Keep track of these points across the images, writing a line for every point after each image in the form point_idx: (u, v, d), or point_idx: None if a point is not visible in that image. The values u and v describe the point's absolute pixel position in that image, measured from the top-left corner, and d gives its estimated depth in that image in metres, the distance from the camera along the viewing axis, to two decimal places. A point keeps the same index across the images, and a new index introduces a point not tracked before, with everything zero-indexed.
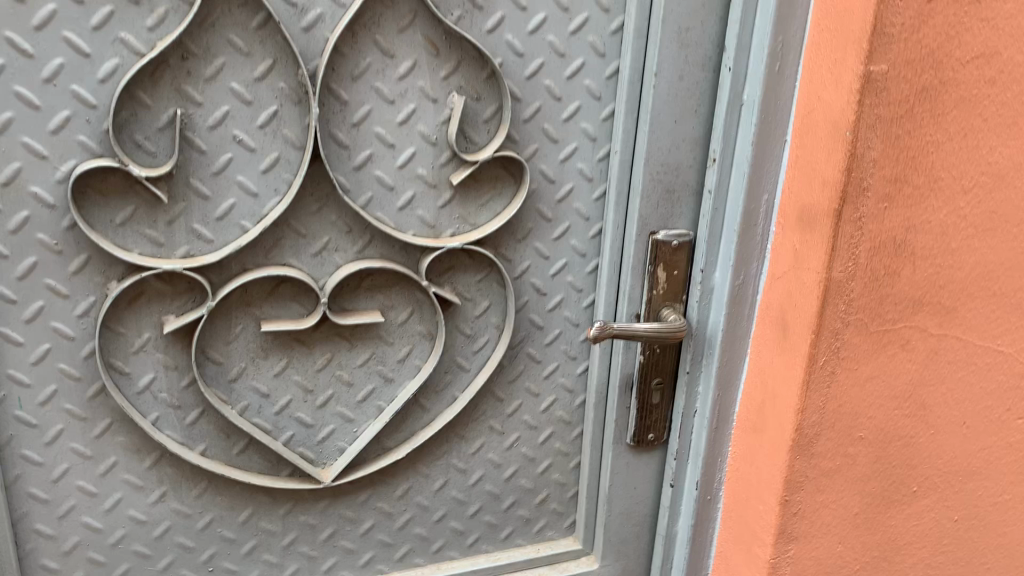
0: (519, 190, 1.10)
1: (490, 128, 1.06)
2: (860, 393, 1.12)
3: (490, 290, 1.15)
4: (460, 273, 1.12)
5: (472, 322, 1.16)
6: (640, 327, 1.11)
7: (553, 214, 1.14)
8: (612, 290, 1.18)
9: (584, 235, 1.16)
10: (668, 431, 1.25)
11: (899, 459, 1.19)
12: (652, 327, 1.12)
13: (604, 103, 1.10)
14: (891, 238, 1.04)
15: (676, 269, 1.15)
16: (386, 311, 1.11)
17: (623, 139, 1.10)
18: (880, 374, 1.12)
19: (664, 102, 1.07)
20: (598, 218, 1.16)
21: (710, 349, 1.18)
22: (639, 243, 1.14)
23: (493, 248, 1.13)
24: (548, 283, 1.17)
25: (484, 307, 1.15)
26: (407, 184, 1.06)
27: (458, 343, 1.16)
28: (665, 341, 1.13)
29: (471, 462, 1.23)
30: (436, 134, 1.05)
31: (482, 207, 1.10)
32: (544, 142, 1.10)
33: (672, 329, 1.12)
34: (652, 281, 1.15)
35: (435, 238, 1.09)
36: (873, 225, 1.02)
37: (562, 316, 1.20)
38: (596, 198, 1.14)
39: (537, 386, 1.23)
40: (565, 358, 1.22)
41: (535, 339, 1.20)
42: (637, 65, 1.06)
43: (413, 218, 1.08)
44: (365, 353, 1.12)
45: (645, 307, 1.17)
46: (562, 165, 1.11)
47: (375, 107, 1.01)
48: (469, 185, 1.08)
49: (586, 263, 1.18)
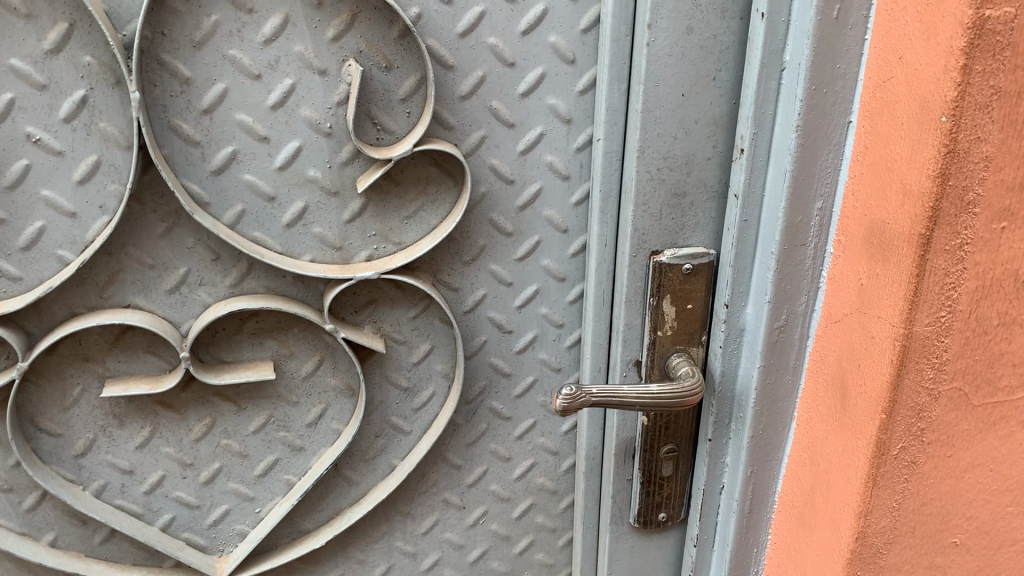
0: (460, 196, 0.78)
1: (410, 109, 0.74)
2: (953, 486, 0.77)
3: (432, 330, 0.84)
4: (384, 308, 0.81)
5: (408, 372, 0.85)
6: (638, 393, 0.78)
7: (514, 226, 0.81)
8: (602, 327, 0.85)
9: (561, 253, 0.83)
10: (686, 509, 0.93)
11: (1010, 568, 0.84)
12: (658, 390, 0.78)
13: (581, 68, 0.75)
14: (1009, 273, 0.68)
15: (690, 301, 0.81)
16: (283, 363, 0.81)
17: (608, 121, 0.75)
18: (985, 461, 0.77)
19: (667, 66, 0.71)
20: (581, 228, 0.82)
21: (740, 411, 0.84)
22: (638, 268, 0.80)
23: (430, 275, 0.81)
24: (514, 318, 0.85)
25: (425, 352, 0.84)
26: (294, 192, 0.75)
27: (390, 399, 0.86)
28: (673, 407, 0.79)
29: (422, 543, 0.94)
30: (331, 122, 0.73)
31: (408, 220, 0.78)
32: (494, 126, 0.76)
33: (680, 394, 0.77)
34: (656, 319, 0.81)
35: (341, 265, 0.78)
36: (981, 254, 0.66)
37: (537, 359, 0.88)
38: (575, 202, 0.81)
39: (507, 448, 0.92)
40: (544, 413, 0.91)
41: (499, 389, 0.88)
42: (625, 12, 0.71)
43: (309, 238, 0.77)
44: (260, 417, 0.83)
45: (648, 353, 0.83)
46: (524, 159, 0.78)
47: (234, 86, 0.70)
48: (386, 192, 0.77)
49: (566, 290, 0.85)
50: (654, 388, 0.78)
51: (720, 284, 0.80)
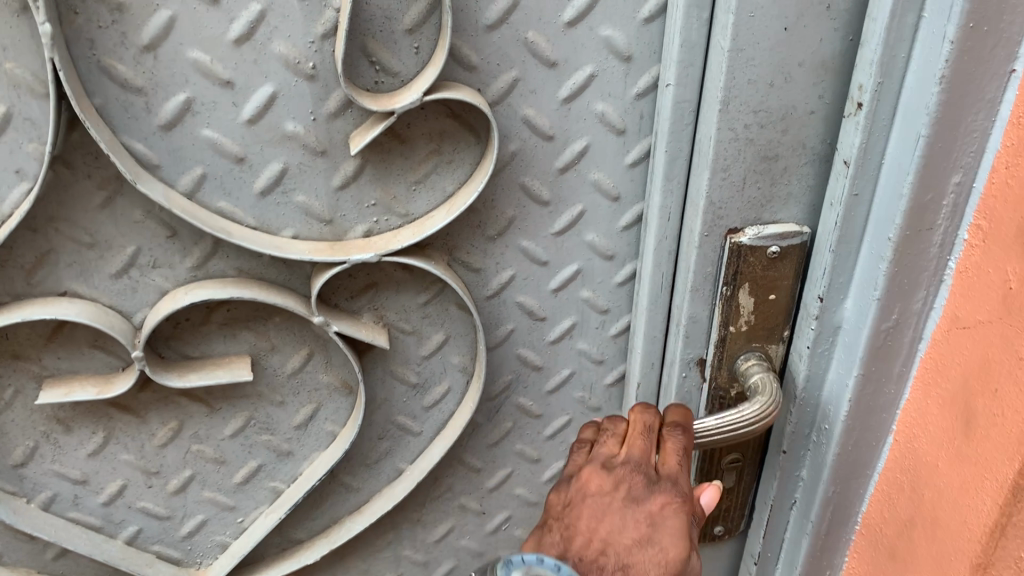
0: (483, 157, 0.60)
1: (417, 43, 0.56)
2: None
3: (446, 318, 0.68)
4: (388, 294, 0.65)
5: (417, 366, 0.69)
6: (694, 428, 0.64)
7: (552, 193, 0.63)
8: (659, 317, 0.68)
9: (610, 226, 0.66)
10: (747, 521, 0.79)
11: None
12: (714, 424, 0.63)
13: None
14: None
15: (773, 291, 0.64)
16: (263, 358, 0.66)
17: (681, 62, 0.57)
18: None
19: None
20: (637, 195, 0.65)
21: (826, 423, 0.68)
22: (710, 251, 0.63)
23: (445, 253, 0.64)
24: (548, 303, 0.69)
25: (438, 343, 0.69)
26: (270, 151, 0.58)
27: (396, 397, 0.71)
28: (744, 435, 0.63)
29: (434, 551, 0.81)
30: (314, 60, 0.55)
31: (417, 186, 0.61)
32: (530, 66, 0.58)
33: (741, 427, 0.62)
34: (728, 311, 0.65)
35: (332, 243, 0.62)
36: None
37: (575, 349, 0.72)
38: (631, 163, 0.63)
39: (536, 449, 0.77)
40: (581, 410, 0.76)
41: (529, 384, 0.73)
42: None
43: (290, 209, 0.60)
44: (238, 419, 0.68)
45: (715, 352, 0.67)
46: (567, 109, 0.60)
47: (183, 12, 0.52)
48: (388, 152, 0.59)
49: (615, 270, 0.68)
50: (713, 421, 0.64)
51: (812, 272, 0.63)
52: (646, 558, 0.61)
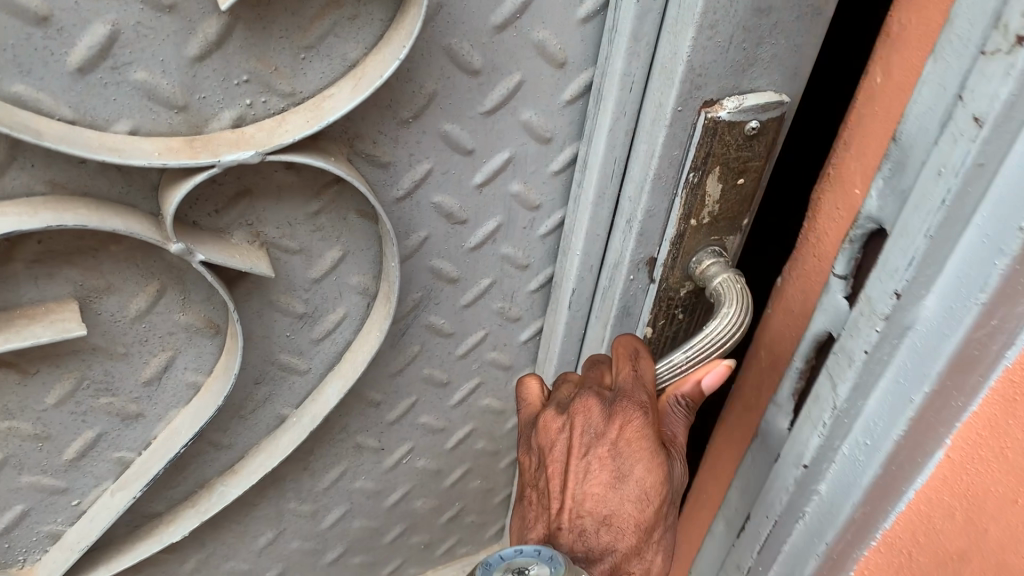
0: (402, 12, 0.44)
1: None
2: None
3: (345, 229, 0.52)
4: (267, 204, 0.48)
5: (304, 293, 0.54)
6: (659, 370, 0.54)
7: (485, 60, 0.48)
8: (604, 212, 0.56)
9: (551, 100, 0.52)
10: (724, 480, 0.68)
11: None
12: (684, 358, 0.53)
13: None
14: None
15: (743, 175, 0.53)
16: (94, 303, 0.48)
17: None
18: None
19: None
20: (586, 61, 0.51)
21: (871, 441, 0.52)
22: (680, 131, 0.51)
23: (345, 145, 0.48)
24: (469, 201, 0.55)
25: (333, 262, 0.53)
26: (90, 5, 0.38)
27: (278, 332, 0.55)
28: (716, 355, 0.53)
29: (324, 500, 0.67)
30: None
31: (307, 55, 0.44)
32: None
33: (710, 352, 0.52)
34: (691, 202, 0.54)
35: (190, 139, 0.43)
36: None
37: (498, 253, 0.59)
38: (583, 18, 0.49)
39: (445, 371, 0.64)
40: (499, 322, 0.63)
41: (441, 299, 0.59)
42: None
43: (124, 91, 0.41)
44: (65, 383, 0.50)
45: (670, 250, 0.56)
46: None
47: None
48: (266, 4, 0.41)
49: (551, 154, 0.55)
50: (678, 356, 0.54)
51: (884, 259, 0.46)
52: (624, 495, 0.54)
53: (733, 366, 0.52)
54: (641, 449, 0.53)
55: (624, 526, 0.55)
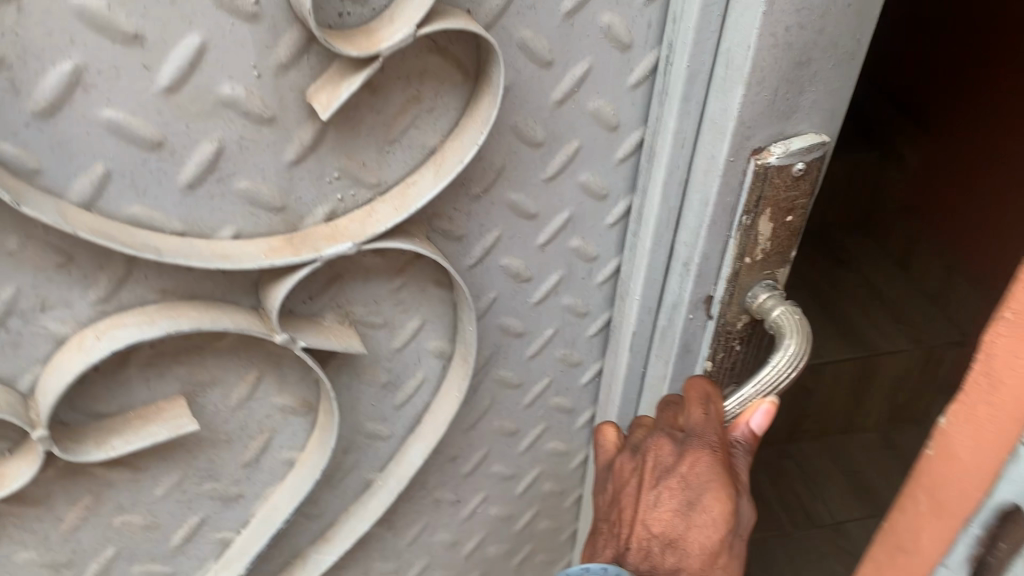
0: (477, 99, 0.47)
1: None
2: None
3: (423, 301, 0.55)
4: (355, 286, 0.51)
5: (388, 361, 0.56)
6: (730, 405, 0.56)
7: (546, 131, 0.51)
8: (660, 257, 0.59)
9: (606, 159, 0.55)
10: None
11: None
12: (752, 392, 0.55)
13: None
14: None
15: (791, 213, 0.57)
16: (199, 396, 0.50)
17: None
18: None
19: None
20: (637, 121, 0.54)
21: None
22: (731, 179, 0.54)
23: (424, 224, 0.51)
24: (533, 261, 0.58)
25: (414, 332, 0.56)
26: (200, 127, 0.41)
27: (365, 403, 0.57)
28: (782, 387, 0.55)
29: (406, 555, 0.70)
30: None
31: (391, 147, 0.47)
32: None
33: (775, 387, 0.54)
34: (745, 242, 0.57)
35: (289, 236, 0.46)
36: None
37: (560, 305, 0.62)
38: (634, 84, 0.52)
39: (514, 421, 0.67)
40: (562, 369, 0.66)
41: (510, 354, 0.62)
42: None
43: (228, 200, 0.44)
44: (173, 475, 0.53)
45: (727, 287, 0.59)
46: (569, 27, 0.47)
47: None
48: (356, 107, 0.44)
49: (607, 208, 0.58)
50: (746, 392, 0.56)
51: None
52: (693, 519, 0.54)
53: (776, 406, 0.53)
54: (709, 479, 0.53)
55: (688, 553, 0.54)
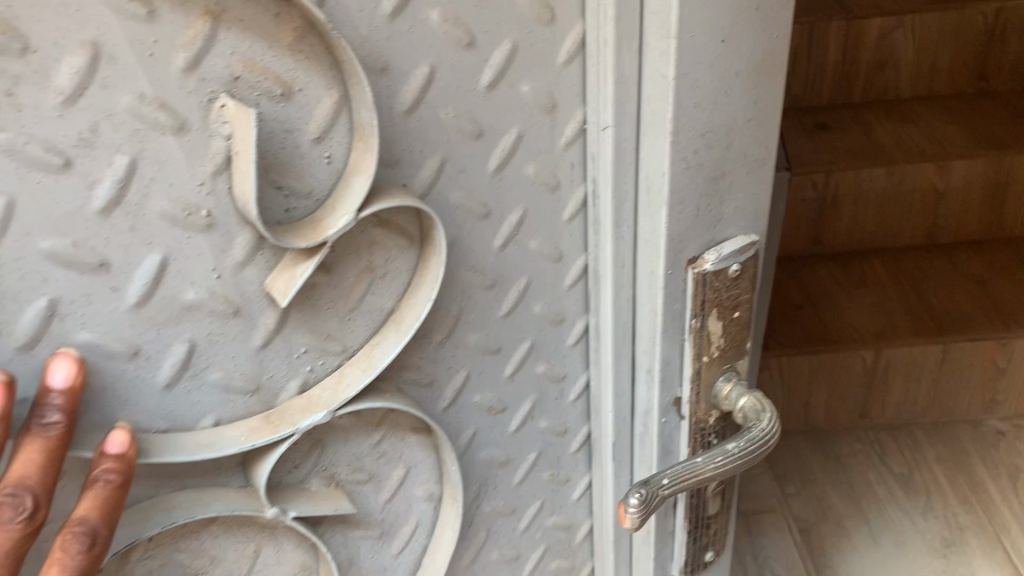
0: (422, 257, 0.50)
1: (328, 151, 0.45)
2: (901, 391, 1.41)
3: (405, 451, 0.57)
4: (337, 447, 0.53)
5: (380, 514, 0.58)
6: (717, 460, 0.56)
7: (494, 273, 0.55)
8: (624, 369, 0.62)
9: (556, 288, 0.59)
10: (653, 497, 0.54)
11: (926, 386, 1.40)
12: (733, 454, 0.56)
13: (561, 29, 0.49)
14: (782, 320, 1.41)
15: (737, 309, 0.60)
16: None
17: (618, 101, 0.50)
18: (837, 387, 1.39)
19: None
20: (578, 250, 0.58)
21: None
22: (674, 289, 0.57)
23: (394, 379, 0.54)
24: (504, 392, 0.60)
25: (400, 481, 0.58)
26: (170, 332, 0.44)
27: (363, 557, 0.59)
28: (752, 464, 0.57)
29: None
30: (208, 205, 0.42)
31: (351, 314, 0.50)
32: (451, 145, 0.49)
33: (749, 456, 0.56)
34: (700, 342, 0.59)
35: (267, 414, 0.49)
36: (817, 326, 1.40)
37: (539, 429, 0.64)
38: (568, 217, 0.56)
39: (514, 547, 0.68)
40: (553, 489, 0.68)
41: (497, 483, 0.64)
42: None
43: (205, 391, 0.47)
44: None
45: (691, 386, 0.61)
46: (498, 179, 0.52)
47: (23, 194, 0.38)
48: (313, 288, 0.48)
49: (566, 331, 0.61)
50: (730, 450, 0.56)
51: None
52: None
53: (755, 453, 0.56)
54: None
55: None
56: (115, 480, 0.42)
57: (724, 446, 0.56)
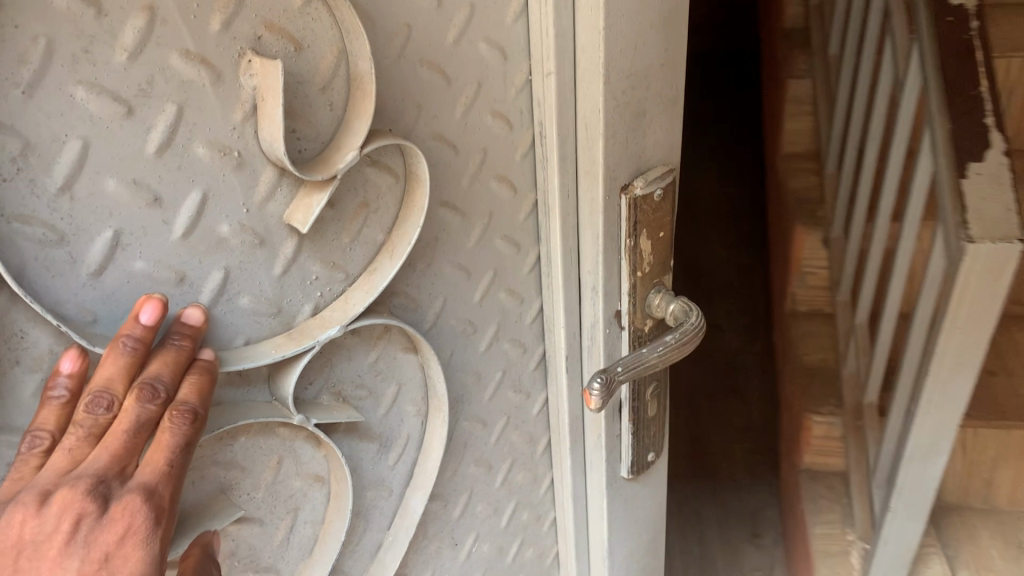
0: (408, 191, 0.59)
1: (331, 99, 0.53)
2: None
3: (396, 368, 0.65)
4: (342, 364, 0.61)
5: (378, 426, 0.66)
6: (658, 352, 0.67)
7: (462, 206, 0.65)
8: (573, 290, 0.72)
9: (513, 220, 0.69)
10: (605, 381, 0.64)
11: None
12: (672, 346, 0.67)
13: None
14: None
15: (662, 229, 0.70)
16: (234, 489, 0.59)
17: (558, 50, 0.59)
18: None
19: None
20: (529, 185, 0.68)
21: None
22: (612, 214, 0.67)
23: (386, 302, 0.62)
24: (474, 315, 0.70)
25: (393, 396, 0.66)
26: (209, 261, 0.52)
27: (365, 468, 0.67)
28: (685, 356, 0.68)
29: None
30: (240, 147, 0.50)
31: (352, 244, 0.58)
32: (425, 92, 0.58)
33: (683, 347, 0.67)
34: (635, 260, 0.69)
35: (287, 333, 0.57)
36: None
37: (504, 349, 0.74)
38: (520, 156, 0.66)
39: (487, 458, 0.78)
40: (517, 405, 0.78)
41: (471, 400, 0.73)
42: None
43: (239, 314, 0.55)
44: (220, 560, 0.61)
45: (629, 300, 0.71)
46: (464, 122, 0.61)
47: (98, 139, 0.45)
48: (321, 220, 0.56)
49: (523, 259, 0.71)
50: (666, 340, 0.67)
51: None
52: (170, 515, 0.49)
53: (681, 346, 0.67)
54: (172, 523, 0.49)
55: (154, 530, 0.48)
56: (205, 372, 0.50)
57: (662, 340, 0.67)
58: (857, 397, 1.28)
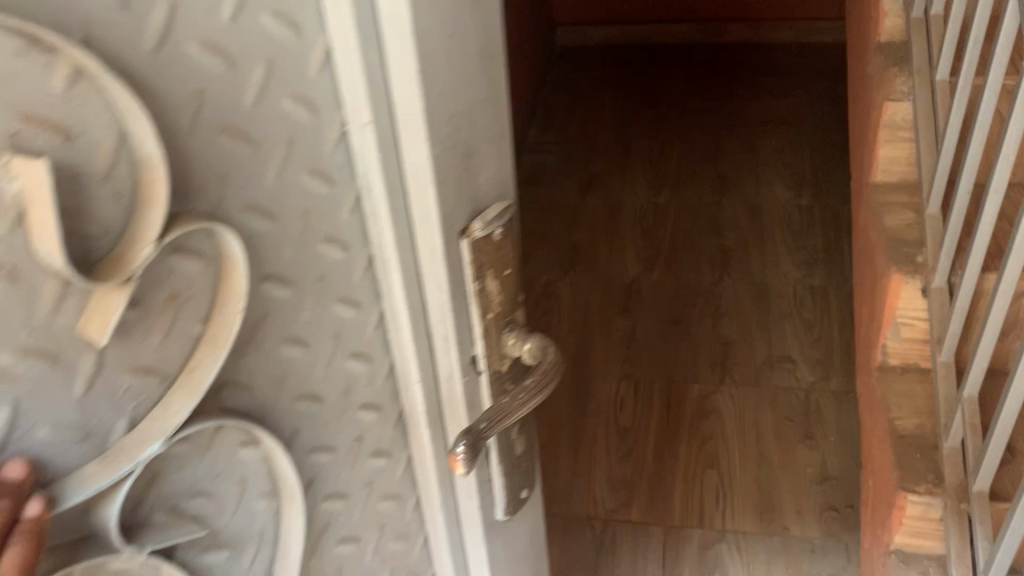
0: (222, 275, 0.53)
1: (118, 188, 0.45)
2: None
3: (238, 466, 0.59)
4: (173, 475, 0.55)
5: (227, 530, 0.60)
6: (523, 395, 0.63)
7: (287, 277, 0.58)
8: (424, 347, 0.66)
9: (349, 281, 0.62)
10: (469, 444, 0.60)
11: None
12: (535, 385, 0.64)
13: (311, 40, 0.51)
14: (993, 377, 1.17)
15: (507, 267, 0.64)
16: None
17: (371, 101, 0.52)
18: None
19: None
20: (360, 243, 0.61)
21: None
22: (454, 266, 0.61)
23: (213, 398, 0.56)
24: (316, 385, 0.64)
25: (239, 498, 0.60)
26: None
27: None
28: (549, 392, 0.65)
29: None
30: (11, 262, 0.43)
31: (165, 343, 0.51)
32: (229, 163, 0.51)
33: (548, 385, 0.64)
34: (484, 303, 0.64)
35: (103, 458, 0.49)
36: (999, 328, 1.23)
37: (355, 415, 0.69)
38: (347, 214, 0.59)
39: (348, 529, 0.74)
40: (377, 468, 0.73)
41: (325, 472, 0.69)
42: None
43: (39, 446, 0.47)
44: None
45: (483, 344, 0.66)
46: (277, 186, 0.54)
47: None
48: (123, 323, 0.48)
49: (364, 320, 0.65)
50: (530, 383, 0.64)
51: None
52: None
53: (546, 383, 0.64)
54: None
55: None
56: (31, 535, 0.45)
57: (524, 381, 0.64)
58: (959, 473, 1.04)
